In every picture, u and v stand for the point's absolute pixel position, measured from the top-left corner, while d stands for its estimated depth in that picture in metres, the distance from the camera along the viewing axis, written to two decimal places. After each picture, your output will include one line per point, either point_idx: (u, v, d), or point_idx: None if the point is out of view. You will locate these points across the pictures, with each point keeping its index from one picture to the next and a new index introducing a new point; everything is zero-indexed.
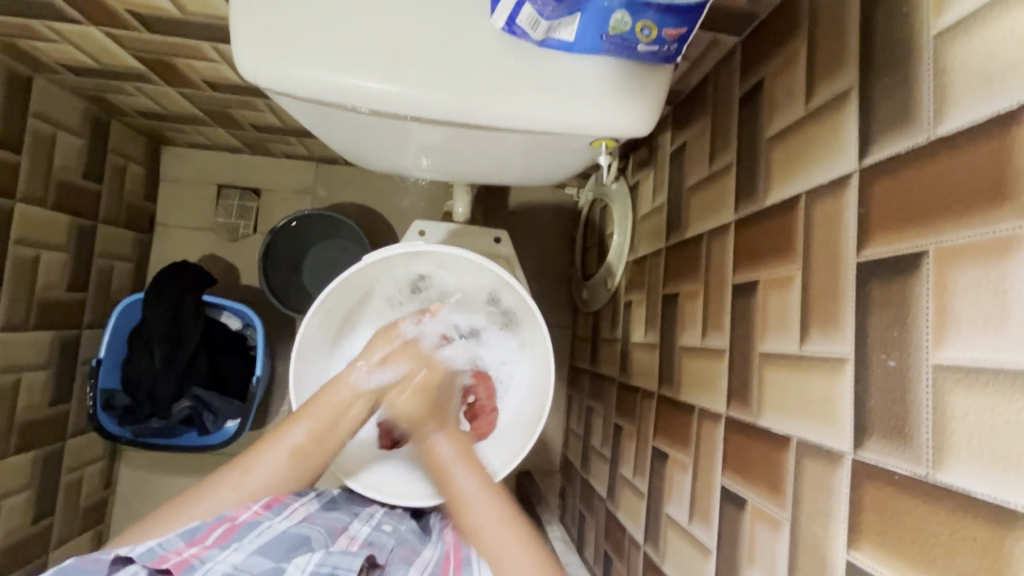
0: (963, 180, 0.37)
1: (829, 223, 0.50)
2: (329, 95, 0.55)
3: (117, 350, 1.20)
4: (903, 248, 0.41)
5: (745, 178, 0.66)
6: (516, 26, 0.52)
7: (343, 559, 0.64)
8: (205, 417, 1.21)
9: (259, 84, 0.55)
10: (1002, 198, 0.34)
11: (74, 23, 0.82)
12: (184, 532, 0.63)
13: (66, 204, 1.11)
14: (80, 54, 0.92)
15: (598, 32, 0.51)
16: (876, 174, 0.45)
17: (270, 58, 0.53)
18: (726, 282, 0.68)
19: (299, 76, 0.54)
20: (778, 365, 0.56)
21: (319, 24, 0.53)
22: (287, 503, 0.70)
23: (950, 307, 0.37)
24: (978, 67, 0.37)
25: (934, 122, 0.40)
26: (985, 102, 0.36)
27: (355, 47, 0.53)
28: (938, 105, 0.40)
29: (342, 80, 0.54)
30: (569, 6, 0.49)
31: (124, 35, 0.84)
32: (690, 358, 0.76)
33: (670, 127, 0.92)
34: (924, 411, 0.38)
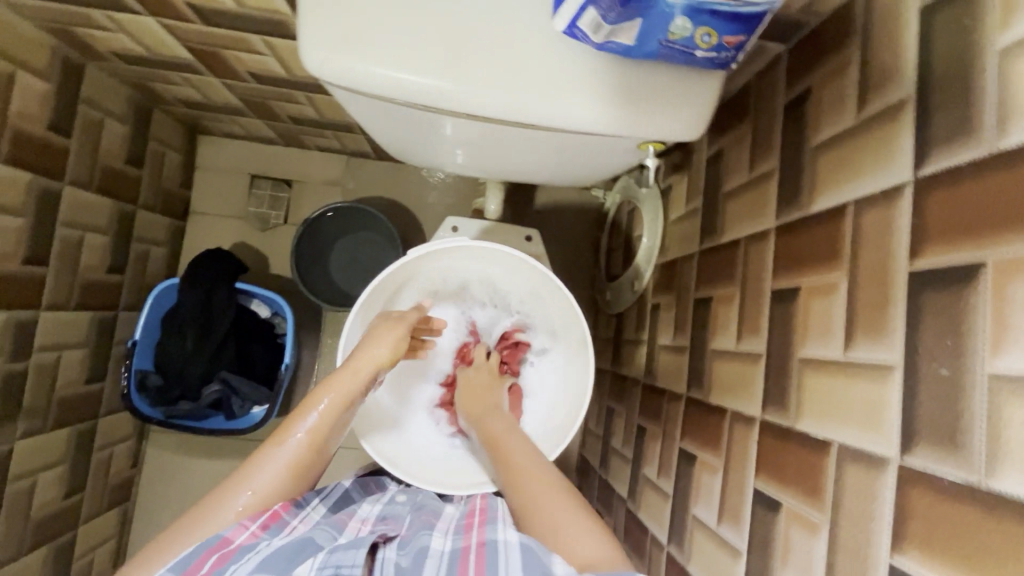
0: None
1: (880, 232, 0.50)
2: (390, 91, 0.56)
3: (150, 333, 1.23)
4: (960, 259, 0.42)
5: (788, 185, 0.67)
6: (576, 28, 0.53)
7: (349, 556, 0.57)
8: (232, 402, 1.23)
9: (321, 78, 0.56)
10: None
11: (131, 12, 0.84)
12: (175, 566, 0.56)
13: (109, 188, 1.14)
14: (132, 43, 0.94)
15: (658, 37, 0.51)
16: (932, 185, 0.45)
17: (335, 52, 0.55)
18: (764, 288, 0.69)
19: (362, 72, 0.55)
20: (819, 370, 0.56)
21: (383, 22, 0.54)
22: (284, 522, 0.66)
23: (1009, 318, 0.38)
24: None
25: (996, 135, 0.41)
26: None
27: (418, 44, 0.55)
28: (1002, 119, 0.41)
29: (403, 77, 0.55)
30: (633, 11, 0.49)
31: (178, 26, 0.86)
32: (723, 362, 0.77)
33: (707, 132, 0.93)
34: (978, 419, 0.39)
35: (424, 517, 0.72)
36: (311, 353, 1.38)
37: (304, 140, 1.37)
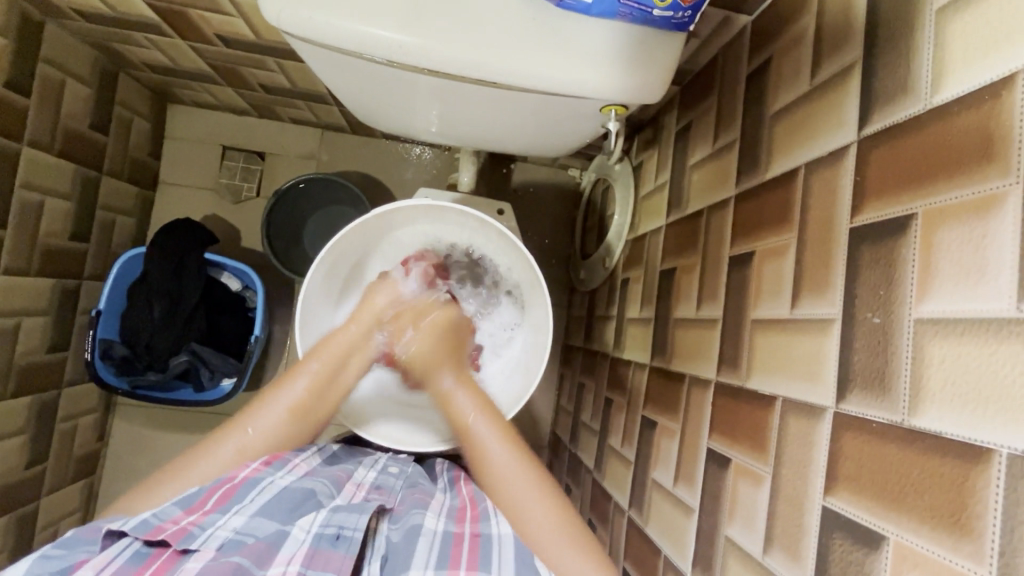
0: (954, 144, 0.39)
1: (826, 191, 0.52)
2: (350, 43, 0.56)
3: (116, 301, 1.21)
4: (894, 211, 0.43)
5: (748, 153, 0.68)
6: None
7: (352, 520, 0.61)
8: (201, 373, 1.21)
9: (281, 28, 0.56)
10: (990, 158, 0.37)
11: None
12: (180, 501, 0.60)
13: (72, 152, 1.11)
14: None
15: None
16: (873, 143, 0.47)
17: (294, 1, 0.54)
18: (723, 254, 0.71)
19: (321, 22, 0.55)
20: (768, 329, 0.58)
21: None
22: (286, 459, 0.69)
23: (935, 264, 0.39)
24: (975, 40, 0.39)
25: (931, 92, 0.42)
26: (978, 71, 0.39)
27: None
28: (936, 76, 0.42)
29: (363, 29, 0.55)
30: None
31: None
32: (684, 329, 0.79)
33: (676, 107, 0.94)
34: (904, 362, 0.41)
35: (417, 494, 0.71)
36: (283, 328, 1.37)
37: (277, 111, 1.34)
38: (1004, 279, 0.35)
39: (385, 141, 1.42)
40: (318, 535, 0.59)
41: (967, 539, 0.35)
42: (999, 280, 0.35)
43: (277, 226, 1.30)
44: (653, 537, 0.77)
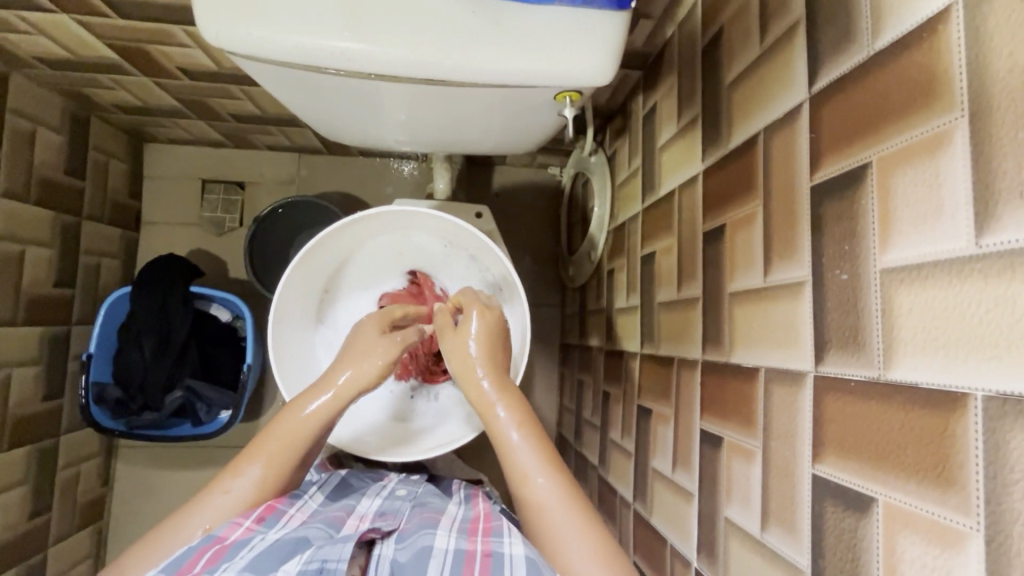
0: (897, 89, 0.38)
1: (786, 153, 0.51)
2: (292, 55, 0.56)
3: (107, 343, 1.20)
4: (849, 163, 0.42)
5: (710, 125, 0.67)
6: None
7: (336, 551, 0.58)
8: (198, 408, 1.21)
9: (223, 48, 0.56)
10: (933, 97, 0.35)
11: (44, 11, 0.83)
12: (167, 567, 0.55)
13: (50, 200, 1.12)
14: (52, 45, 0.93)
15: None
16: (824, 98, 0.46)
17: (232, 19, 0.54)
18: (698, 229, 0.69)
19: (260, 37, 0.55)
20: (746, 301, 0.57)
21: None
22: (280, 513, 0.66)
23: (893, 210, 0.38)
24: None
25: (872, 38, 0.41)
26: (915, 10, 0.37)
27: (314, 7, 0.54)
28: (875, 22, 0.41)
29: (306, 40, 0.55)
30: None
31: (94, 22, 0.85)
32: (668, 311, 0.77)
33: (641, 93, 0.93)
34: (873, 316, 0.40)
35: (426, 514, 0.69)
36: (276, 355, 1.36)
37: (251, 140, 1.35)
38: (961, 217, 0.33)
39: (361, 158, 1.42)
40: (303, 571, 0.56)
41: (952, 491, 0.33)
42: (956, 218, 0.34)
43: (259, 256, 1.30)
44: (658, 527, 0.75)
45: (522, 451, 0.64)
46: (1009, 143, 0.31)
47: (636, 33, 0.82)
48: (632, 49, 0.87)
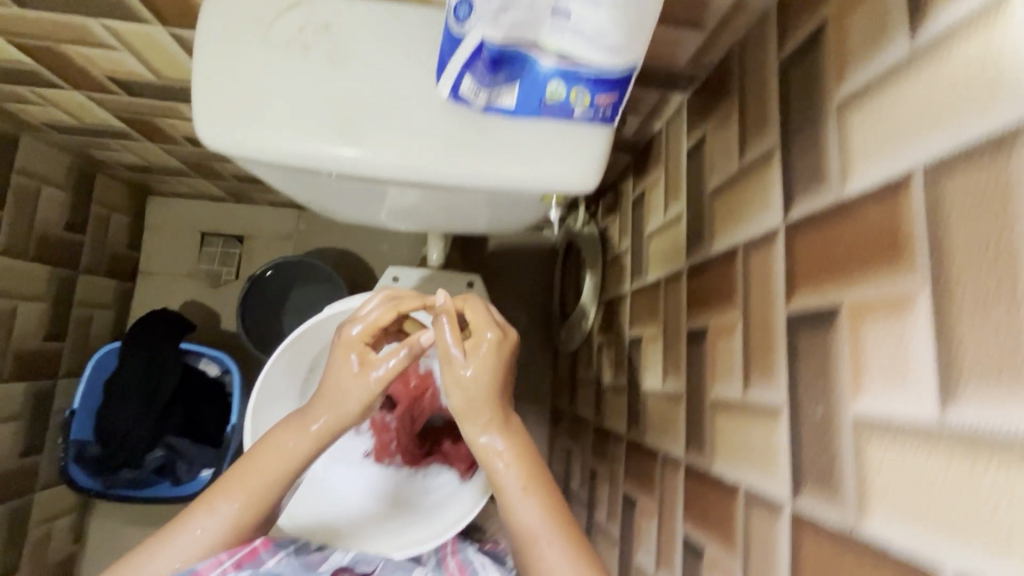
0: (867, 236, 0.39)
1: (764, 273, 0.52)
2: (284, 161, 0.58)
3: (93, 399, 1.19)
4: (823, 301, 0.43)
5: (694, 225, 0.68)
6: (459, 94, 0.56)
7: None
8: (178, 467, 1.19)
9: (219, 153, 0.58)
10: (899, 254, 0.36)
11: (57, 89, 0.86)
12: None
13: (47, 254, 1.14)
14: (60, 115, 0.96)
15: (536, 98, 0.55)
16: (798, 228, 0.47)
17: (228, 128, 0.57)
18: (682, 323, 0.70)
19: (254, 145, 0.57)
20: (728, 411, 0.56)
21: (272, 98, 0.56)
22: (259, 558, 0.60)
23: (863, 358, 0.39)
24: (872, 137, 0.40)
25: (841, 181, 0.43)
26: (879, 165, 0.39)
27: (308, 119, 0.57)
28: (844, 167, 0.43)
29: (297, 150, 0.57)
30: (505, 77, 0.54)
31: (104, 99, 0.88)
32: (654, 400, 0.77)
33: (631, 175, 0.96)
34: (846, 463, 0.39)
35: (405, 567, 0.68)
36: None
37: (253, 196, 1.37)
38: (926, 383, 0.34)
39: None
40: None
41: None
42: (919, 389, 0.34)
43: (256, 329, 1.29)
44: None
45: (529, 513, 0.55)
46: (965, 328, 0.32)
47: (625, 122, 0.86)
48: (622, 135, 0.90)
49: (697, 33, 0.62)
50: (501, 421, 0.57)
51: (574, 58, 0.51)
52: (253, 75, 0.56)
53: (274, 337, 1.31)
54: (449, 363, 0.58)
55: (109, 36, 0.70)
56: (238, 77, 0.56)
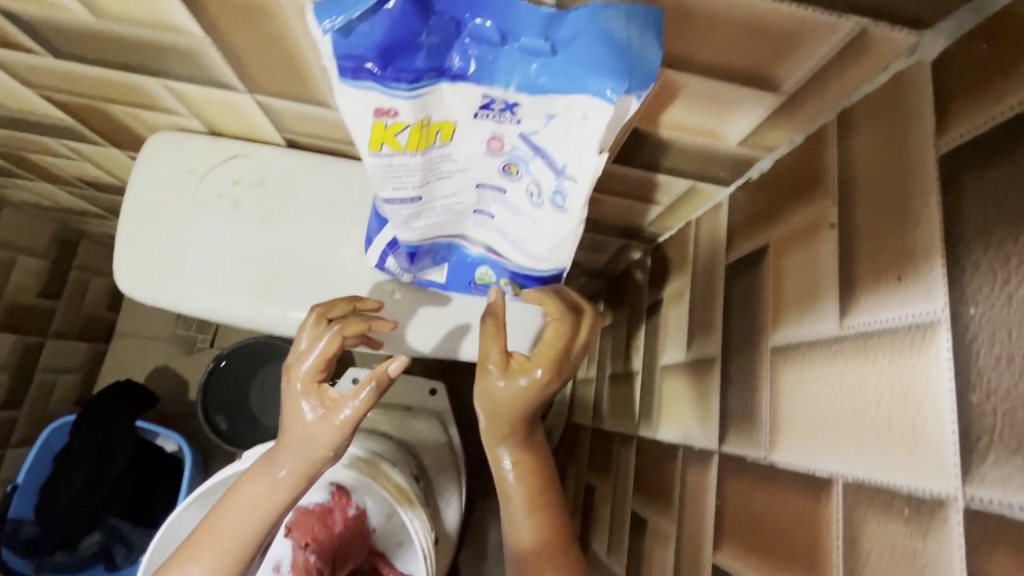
0: (862, 245, 0.31)
1: (745, 301, 0.43)
2: (202, 314, 0.53)
3: (39, 474, 1.10)
4: (813, 334, 0.34)
5: (668, 259, 0.61)
6: (385, 267, 0.51)
7: None
8: (117, 552, 1.07)
9: (135, 299, 0.54)
10: (907, 267, 0.28)
11: (29, 181, 0.84)
12: None
13: (15, 323, 1.10)
14: (36, 198, 0.94)
15: (466, 281, 0.50)
16: (781, 244, 0.39)
17: (145, 280, 0.53)
18: (629, 492, 0.63)
19: (170, 299, 0.53)
20: (694, 465, 0.47)
21: (192, 252, 0.53)
22: None
23: (861, 412, 0.29)
24: (864, 132, 0.33)
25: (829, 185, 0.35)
26: (874, 161, 0.31)
27: (229, 273, 0.53)
28: (826, 173, 0.35)
29: (215, 305, 0.53)
30: (428, 260, 0.48)
31: (75, 193, 0.86)
32: (624, 460, 0.66)
33: (603, 301, 0.87)
34: (834, 546, 0.30)
35: None
36: None
37: None
38: (945, 449, 0.25)
39: None
40: None
41: None
42: (932, 456, 0.25)
43: (217, 399, 1.09)
44: None
45: None
46: (979, 397, 0.23)
47: (592, 256, 0.77)
48: (594, 264, 0.81)
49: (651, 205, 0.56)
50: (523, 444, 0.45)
51: (503, 253, 0.45)
52: (171, 229, 0.53)
53: (242, 426, 1.10)
54: (484, 374, 0.44)
55: (66, 149, 0.67)
56: (156, 229, 0.53)
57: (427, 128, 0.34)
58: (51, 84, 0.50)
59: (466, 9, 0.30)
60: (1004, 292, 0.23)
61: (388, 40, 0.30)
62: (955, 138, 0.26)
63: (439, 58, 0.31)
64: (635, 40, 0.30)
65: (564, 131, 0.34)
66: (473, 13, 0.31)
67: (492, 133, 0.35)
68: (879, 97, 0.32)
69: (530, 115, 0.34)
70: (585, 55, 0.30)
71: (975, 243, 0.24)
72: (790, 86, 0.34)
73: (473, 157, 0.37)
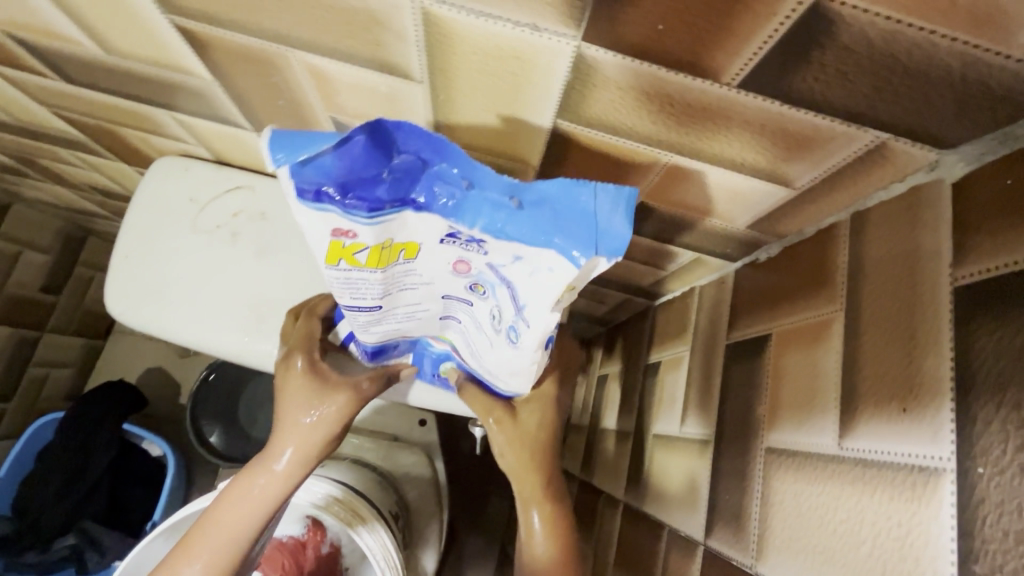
0: (863, 366, 0.30)
1: (741, 390, 0.41)
2: (188, 344, 0.52)
3: (20, 469, 1.08)
4: (806, 446, 0.33)
5: (664, 325, 0.60)
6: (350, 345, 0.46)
7: None
8: (87, 557, 1.02)
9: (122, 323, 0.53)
10: (908, 403, 0.27)
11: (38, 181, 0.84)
12: None
13: (14, 317, 1.09)
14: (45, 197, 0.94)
15: (433, 368, 0.47)
16: (778, 339, 0.38)
17: (136, 304, 0.52)
18: (609, 561, 0.61)
19: (158, 327, 0.52)
20: (676, 553, 0.46)
21: (186, 280, 0.52)
22: None
23: (853, 545, 0.28)
24: (869, 246, 0.32)
25: (833, 290, 0.34)
26: (880, 279, 0.30)
27: (219, 306, 0.52)
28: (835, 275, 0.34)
29: (201, 337, 0.51)
30: (396, 347, 0.44)
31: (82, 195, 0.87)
32: (607, 527, 0.64)
33: (600, 348, 0.85)
34: None
35: None
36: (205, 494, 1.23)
37: None
38: None
39: None
40: None
41: None
42: None
43: (207, 410, 1.08)
44: None
45: None
46: (983, 569, 0.23)
47: (592, 304, 0.76)
48: (594, 311, 0.79)
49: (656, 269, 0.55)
50: (551, 498, 0.44)
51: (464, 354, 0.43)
52: (167, 256, 0.52)
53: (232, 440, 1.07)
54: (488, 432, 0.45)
55: (77, 159, 0.67)
56: (154, 254, 0.52)
57: (389, 248, 0.33)
58: (69, 106, 0.50)
59: (433, 152, 0.30)
60: (1017, 455, 0.22)
61: (348, 172, 0.30)
62: (971, 272, 0.25)
63: (401, 191, 0.31)
64: (602, 212, 0.29)
65: (527, 273, 0.32)
66: (440, 158, 0.30)
67: (459, 257, 0.33)
68: (895, 208, 0.30)
69: (498, 252, 0.32)
70: (552, 216, 0.30)
71: (989, 397, 0.23)
72: (803, 184, 0.33)
73: (437, 275, 0.35)
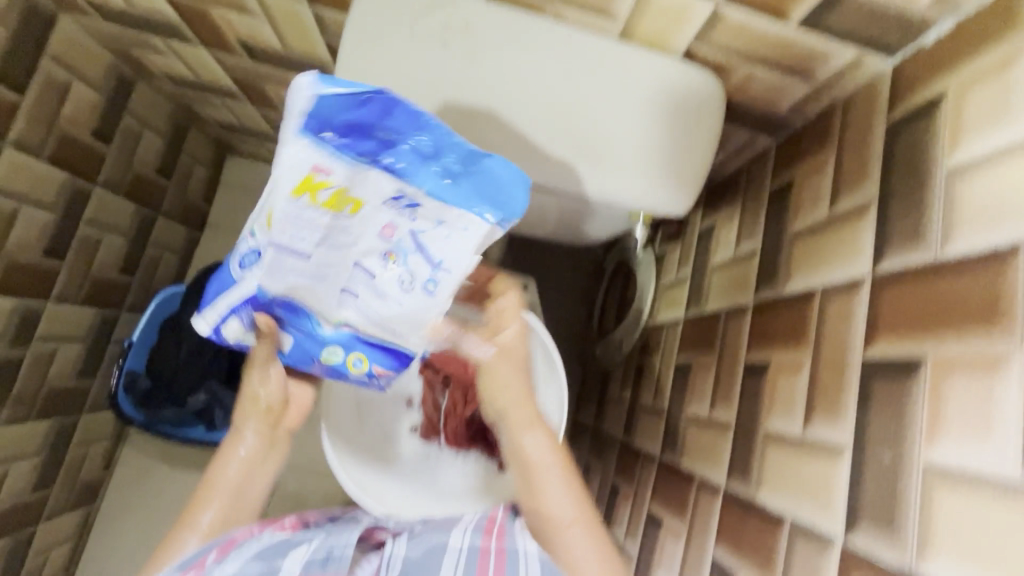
0: (957, 301, 0.47)
1: (895, 310, 0.52)
2: None
3: (150, 334, 1.23)
4: (910, 350, 0.50)
5: (766, 267, 0.73)
6: (219, 333, 0.54)
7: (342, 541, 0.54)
8: (216, 413, 1.24)
9: None
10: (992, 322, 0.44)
11: (184, 39, 0.93)
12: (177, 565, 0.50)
13: (139, 193, 1.20)
14: (180, 66, 1.03)
15: (313, 356, 0.57)
16: (890, 282, 0.54)
17: None
18: (699, 449, 0.77)
19: None
20: (780, 446, 0.62)
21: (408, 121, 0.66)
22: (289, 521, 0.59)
23: (942, 413, 0.46)
24: (993, 209, 0.46)
25: (942, 241, 0.50)
26: (996, 233, 0.45)
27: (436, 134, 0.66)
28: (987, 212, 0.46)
29: None
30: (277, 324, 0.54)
31: (228, 60, 0.97)
32: (696, 429, 0.80)
33: (700, 212, 0.98)
34: (910, 507, 0.47)
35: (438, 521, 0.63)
36: None
37: None
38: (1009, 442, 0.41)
39: None
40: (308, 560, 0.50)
41: None
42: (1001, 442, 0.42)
43: None
44: None
45: (556, 488, 0.60)
46: None
47: None
48: None
49: (804, 85, 0.70)
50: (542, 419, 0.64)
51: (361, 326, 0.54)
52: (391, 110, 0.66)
53: None
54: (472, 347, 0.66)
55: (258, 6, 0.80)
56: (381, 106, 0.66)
57: (344, 196, 0.44)
58: None
59: (410, 127, 0.45)
60: None
61: (340, 116, 0.42)
62: None
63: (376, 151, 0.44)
64: (506, 184, 0.48)
65: (444, 236, 0.49)
66: (415, 131, 0.45)
67: (389, 222, 0.48)
68: None
69: (424, 218, 0.48)
70: (471, 186, 0.48)
71: None
72: None
73: (365, 234, 0.48)
